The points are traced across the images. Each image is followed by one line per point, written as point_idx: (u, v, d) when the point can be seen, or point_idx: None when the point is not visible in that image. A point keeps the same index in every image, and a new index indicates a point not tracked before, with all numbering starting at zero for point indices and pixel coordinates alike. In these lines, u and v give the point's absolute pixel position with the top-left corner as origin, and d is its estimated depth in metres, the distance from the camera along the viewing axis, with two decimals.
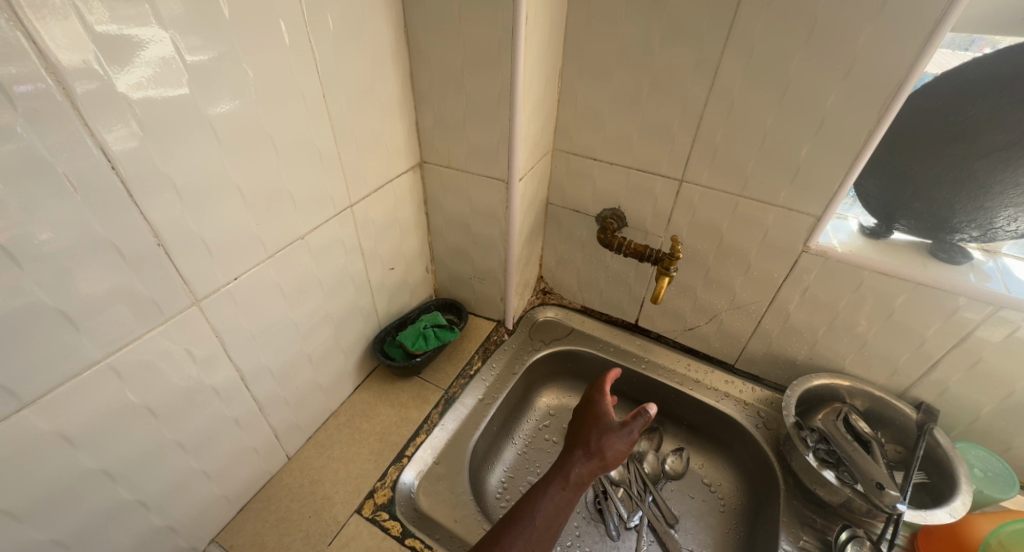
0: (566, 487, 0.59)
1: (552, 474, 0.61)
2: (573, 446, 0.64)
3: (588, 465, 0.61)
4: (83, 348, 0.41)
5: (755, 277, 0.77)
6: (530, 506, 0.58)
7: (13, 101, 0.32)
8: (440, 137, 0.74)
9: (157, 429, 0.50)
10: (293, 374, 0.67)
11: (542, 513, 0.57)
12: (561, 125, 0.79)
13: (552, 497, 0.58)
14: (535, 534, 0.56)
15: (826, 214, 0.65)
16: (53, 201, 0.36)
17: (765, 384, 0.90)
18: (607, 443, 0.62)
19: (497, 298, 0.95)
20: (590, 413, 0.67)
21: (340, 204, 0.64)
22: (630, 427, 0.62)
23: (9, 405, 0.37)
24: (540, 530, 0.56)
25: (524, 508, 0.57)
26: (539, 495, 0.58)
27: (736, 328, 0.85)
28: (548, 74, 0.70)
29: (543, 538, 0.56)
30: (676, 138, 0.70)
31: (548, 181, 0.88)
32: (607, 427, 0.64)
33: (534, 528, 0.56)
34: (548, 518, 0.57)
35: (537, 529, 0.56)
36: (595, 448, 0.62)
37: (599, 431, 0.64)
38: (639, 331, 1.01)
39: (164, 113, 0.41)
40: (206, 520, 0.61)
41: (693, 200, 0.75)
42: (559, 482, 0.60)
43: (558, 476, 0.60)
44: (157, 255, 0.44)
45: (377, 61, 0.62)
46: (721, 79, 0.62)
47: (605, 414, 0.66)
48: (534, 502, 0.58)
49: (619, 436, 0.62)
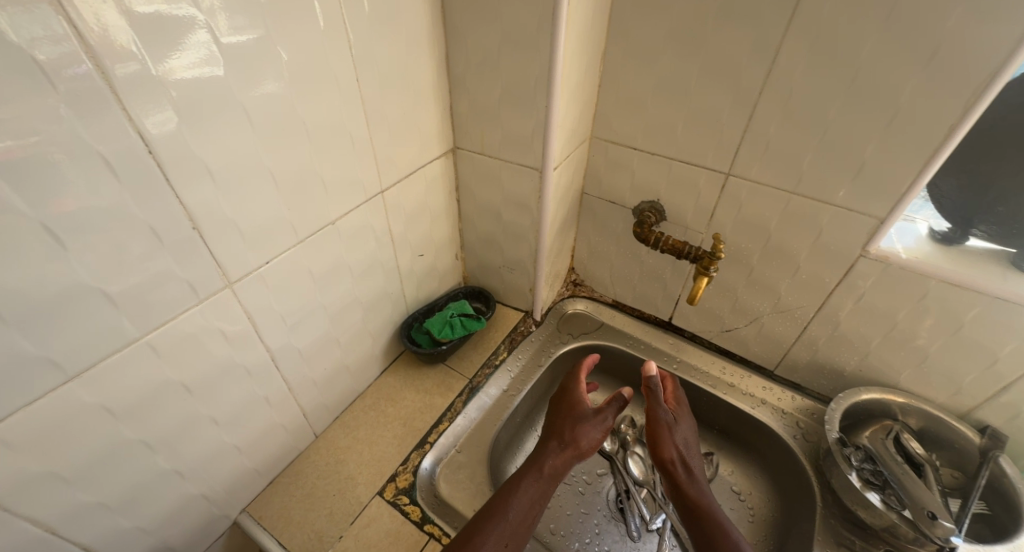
0: (539, 478, 0.60)
1: (527, 465, 0.62)
2: (549, 437, 0.65)
3: (563, 455, 0.63)
4: (123, 328, 0.42)
5: (803, 281, 0.71)
6: (505, 500, 0.57)
7: (56, 84, 0.33)
8: (474, 122, 0.72)
9: (192, 405, 0.51)
10: (322, 357, 0.68)
11: (516, 507, 0.56)
12: (601, 112, 0.75)
13: (527, 490, 0.58)
14: (510, 531, 0.55)
15: (891, 216, 0.59)
16: (96, 184, 0.36)
17: (807, 393, 0.85)
18: (580, 433, 0.64)
19: (526, 289, 0.94)
20: (565, 403, 0.70)
21: (371, 189, 0.64)
22: (602, 416, 0.66)
23: (55, 377, 0.39)
24: (515, 524, 0.56)
25: (500, 503, 0.57)
26: (518, 484, 0.59)
27: (778, 333, 0.80)
28: (589, 56, 0.66)
29: (520, 529, 0.56)
30: (725, 127, 0.65)
31: (584, 170, 0.84)
32: (581, 416, 0.67)
33: (511, 521, 0.55)
34: (527, 511, 0.57)
35: (511, 523, 0.55)
36: (568, 437, 0.64)
37: (572, 421, 0.66)
38: (672, 329, 0.98)
39: (200, 97, 0.40)
40: (238, 491, 0.64)
41: (739, 196, 0.70)
42: (534, 472, 0.61)
43: (534, 471, 0.61)
44: (193, 239, 0.44)
45: (412, 43, 0.60)
46: (780, 65, 0.57)
47: (578, 403, 0.69)
48: (508, 497, 0.57)
49: (594, 426, 0.66)
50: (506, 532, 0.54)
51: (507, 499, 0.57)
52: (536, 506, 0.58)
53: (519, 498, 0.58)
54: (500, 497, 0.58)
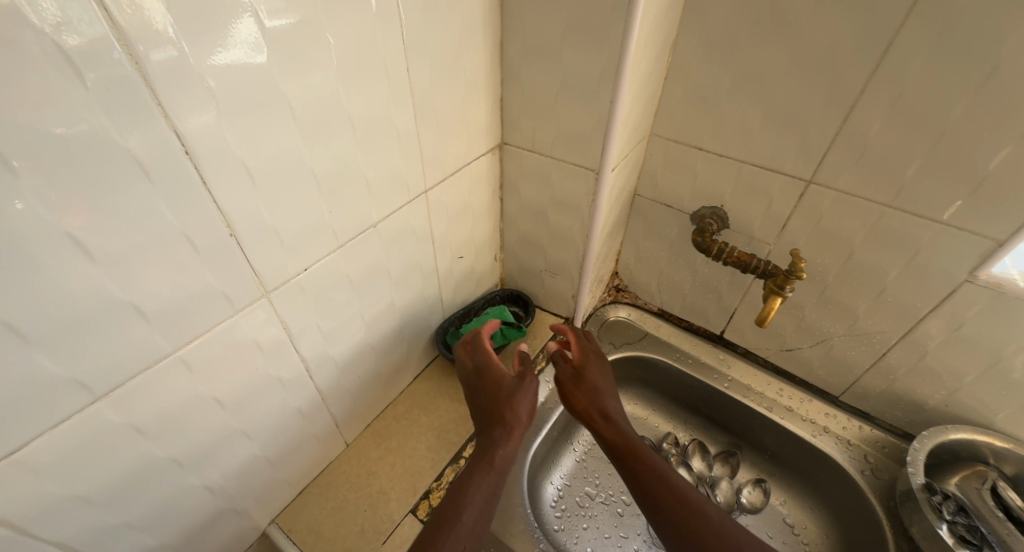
0: (490, 469, 0.54)
1: (475, 460, 0.55)
2: (489, 425, 0.59)
3: (506, 440, 0.57)
4: (155, 343, 0.38)
5: (888, 304, 0.64)
6: (455, 504, 0.50)
7: (82, 74, 0.28)
8: (526, 116, 0.66)
9: (224, 419, 0.48)
10: (357, 364, 0.65)
11: (469, 510, 0.50)
12: (665, 108, 0.68)
13: (479, 485, 0.52)
14: (466, 534, 0.48)
15: (1012, 239, 0.51)
16: (126, 188, 0.32)
17: (877, 423, 0.77)
18: (512, 411, 0.59)
19: (567, 295, 0.88)
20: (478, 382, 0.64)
21: (415, 189, 0.59)
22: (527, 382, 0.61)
23: (82, 398, 0.35)
24: (470, 526, 0.49)
25: (452, 510, 0.49)
26: (468, 485, 0.52)
27: (849, 357, 0.73)
28: (660, 45, 0.59)
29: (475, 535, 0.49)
30: (813, 129, 0.58)
31: (639, 170, 0.77)
32: (508, 390, 0.61)
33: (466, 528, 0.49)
34: (480, 513, 0.51)
35: (466, 527, 0.49)
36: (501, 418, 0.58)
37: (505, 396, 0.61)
38: (724, 344, 0.90)
39: (241, 89, 0.36)
40: (268, 503, 0.61)
41: (821, 207, 0.62)
42: (484, 466, 0.54)
43: (483, 470, 0.54)
44: (229, 247, 0.40)
45: (466, 29, 0.54)
46: (892, 60, 0.49)
47: (490, 378, 0.64)
48: (460, 496, 0.51)
49: (523, 396, 0.60)
50: (461, 537, 0.48)
51: (460, 506, 0.50)
52: (489, 505, 0.52)
53: (472, 502, 0.51)
54: (450, 500, 0.51)
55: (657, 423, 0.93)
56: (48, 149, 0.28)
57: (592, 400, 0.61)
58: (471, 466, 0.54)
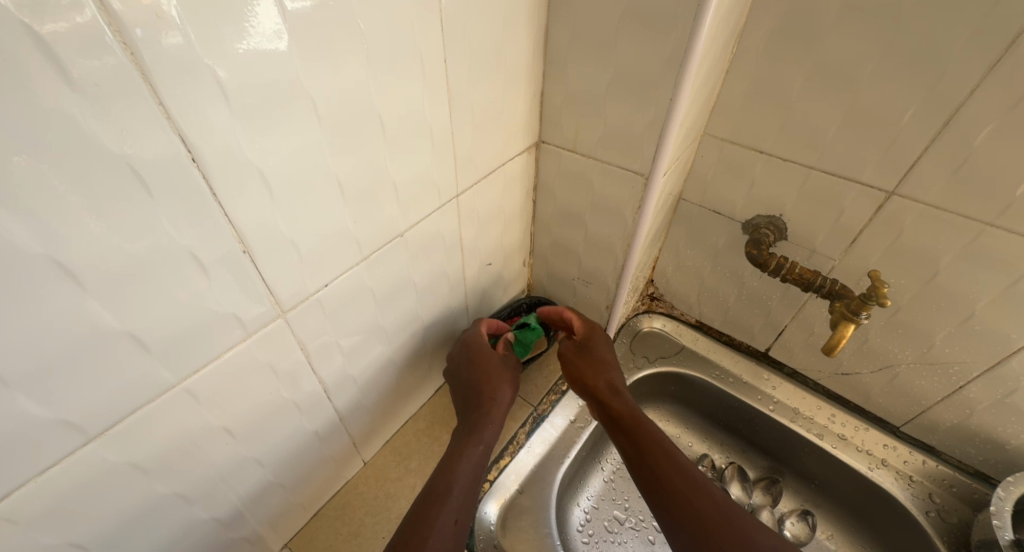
0: (477, 445, 0.56)
1: (461, 435, 0.57)
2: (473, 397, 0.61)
3: (494, 413, 0.59)
4: (158, 375, 0.34)
5: (973, 333, 0.57)
6: (450, 481, 0.52)
7: (63, 67, 0.23)
8: (568, 113, 0.59)
9: (235, 448, 0.43)
10: (377, 381, 0.60)
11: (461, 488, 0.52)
12: (724, 105, 0.61)
13: (468, 465, 0.54)
14: (458, 514, 0.50)
15: None
16: (122, 203, 0.27)
17: (943, 458, 0.70)
18: (497, 389, 0.60)
19: (601, 305, 0.82)
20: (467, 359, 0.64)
21: (446, 194, 0.53)
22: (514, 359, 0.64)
23: (73, 440, 0.31)
24: (460, 502, 0.51)
25: (444, 486, 0.51)
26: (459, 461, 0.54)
27: (918, 386, 0.66)
28: (727, 35, 0.52)
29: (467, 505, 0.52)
30: (904, 134, 0.50)
31: (687, 173, 0.70)
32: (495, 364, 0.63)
33: (461, 502, 0.51)
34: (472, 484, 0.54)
35: (458, 503, 0.51)
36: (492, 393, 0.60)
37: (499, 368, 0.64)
38: (769, 362, 0.83)
39: (257, 83, 0.30)
40: (281, 527, 0.56)
41: (902, 223, 0.55)
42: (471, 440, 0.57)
43: (472, 444, 0.56)
44: (242, 265, 0.35)
45: (510, 14, 0.48)
46: (1017, 55, 0.42)
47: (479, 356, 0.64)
48: (452, 475, 0.53)
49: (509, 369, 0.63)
50: (454, 513, 0.50)
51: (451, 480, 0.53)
52: (478, 474, 0.55)
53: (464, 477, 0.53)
54: (444, 476, 0.53)
55: (691, 443, 0.87)
56: (23, 157, 0.23)
57: (592, 375, 0.62)
58: (460, 441, 0.56)
